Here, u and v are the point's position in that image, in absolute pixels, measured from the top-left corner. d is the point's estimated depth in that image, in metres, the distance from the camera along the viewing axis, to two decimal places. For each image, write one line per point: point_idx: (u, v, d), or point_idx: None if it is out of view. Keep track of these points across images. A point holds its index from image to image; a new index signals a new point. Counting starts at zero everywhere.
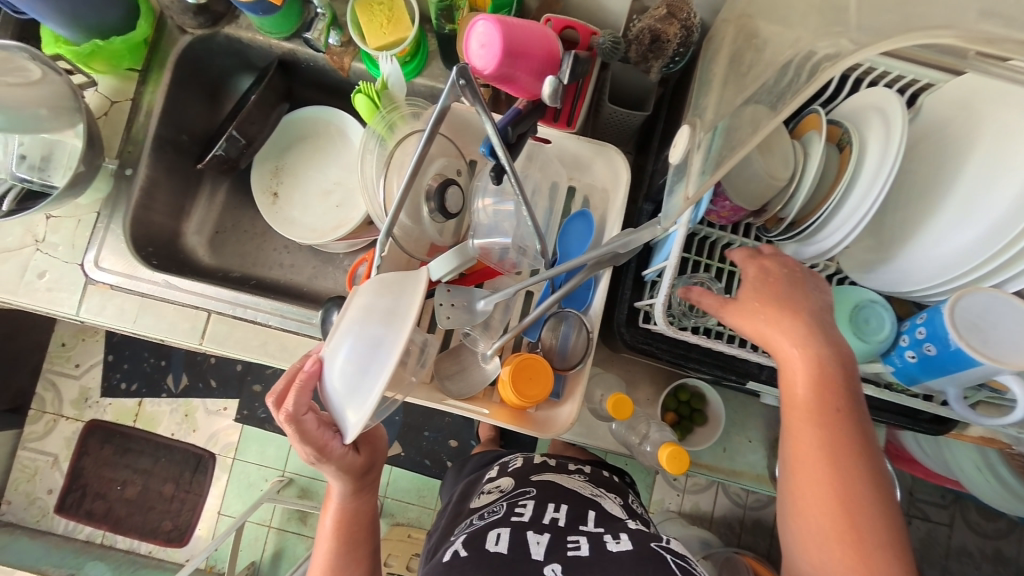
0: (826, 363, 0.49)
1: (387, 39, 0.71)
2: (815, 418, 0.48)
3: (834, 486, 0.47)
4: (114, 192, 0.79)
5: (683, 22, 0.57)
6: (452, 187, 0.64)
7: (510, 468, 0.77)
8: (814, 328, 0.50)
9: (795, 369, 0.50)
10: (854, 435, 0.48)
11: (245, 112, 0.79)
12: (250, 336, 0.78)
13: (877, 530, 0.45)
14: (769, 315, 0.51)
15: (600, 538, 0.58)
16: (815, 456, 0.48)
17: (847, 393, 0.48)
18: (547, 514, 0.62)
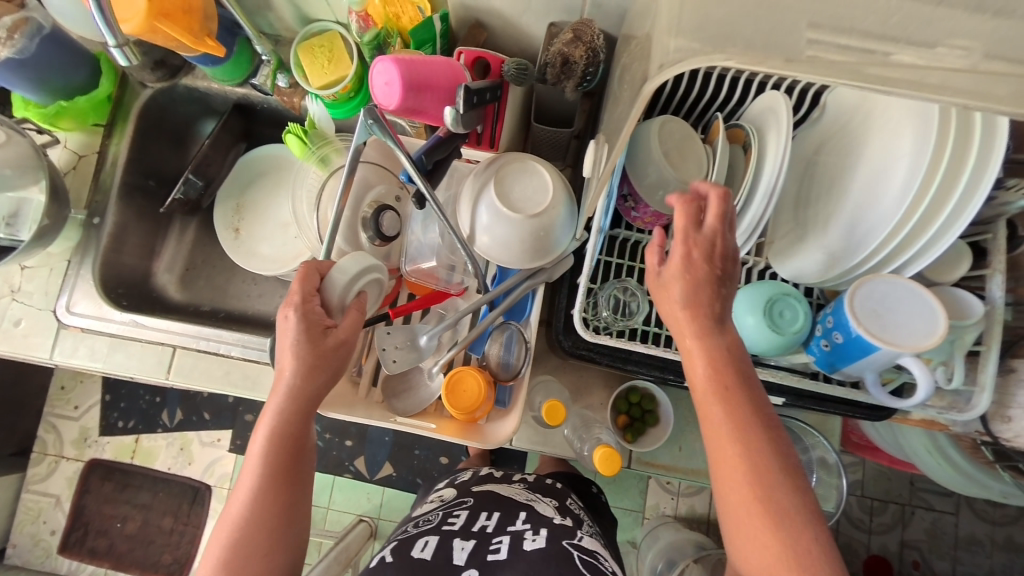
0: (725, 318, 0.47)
1: (330, 78, 0.75)
2: (712, 400, 0.46)
3: (739, 446, 0.44)
4: (84, 239, 0.84)
5: (589, 44, 0.60)
6: (389, 211, 0.67)
7: (458, 481, 0.79)
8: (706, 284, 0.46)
9: (694, 360, 0.47)
10: (734, 378, 0.46)
11: (204, 156, 0.86)
12: (216, 367, 0.82)
13: (787, 506, 0.43)
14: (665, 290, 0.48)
15: (520, 536, 0.61)
16: (725, 440, 0.45)
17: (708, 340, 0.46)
18: (477, 522, 0.65)
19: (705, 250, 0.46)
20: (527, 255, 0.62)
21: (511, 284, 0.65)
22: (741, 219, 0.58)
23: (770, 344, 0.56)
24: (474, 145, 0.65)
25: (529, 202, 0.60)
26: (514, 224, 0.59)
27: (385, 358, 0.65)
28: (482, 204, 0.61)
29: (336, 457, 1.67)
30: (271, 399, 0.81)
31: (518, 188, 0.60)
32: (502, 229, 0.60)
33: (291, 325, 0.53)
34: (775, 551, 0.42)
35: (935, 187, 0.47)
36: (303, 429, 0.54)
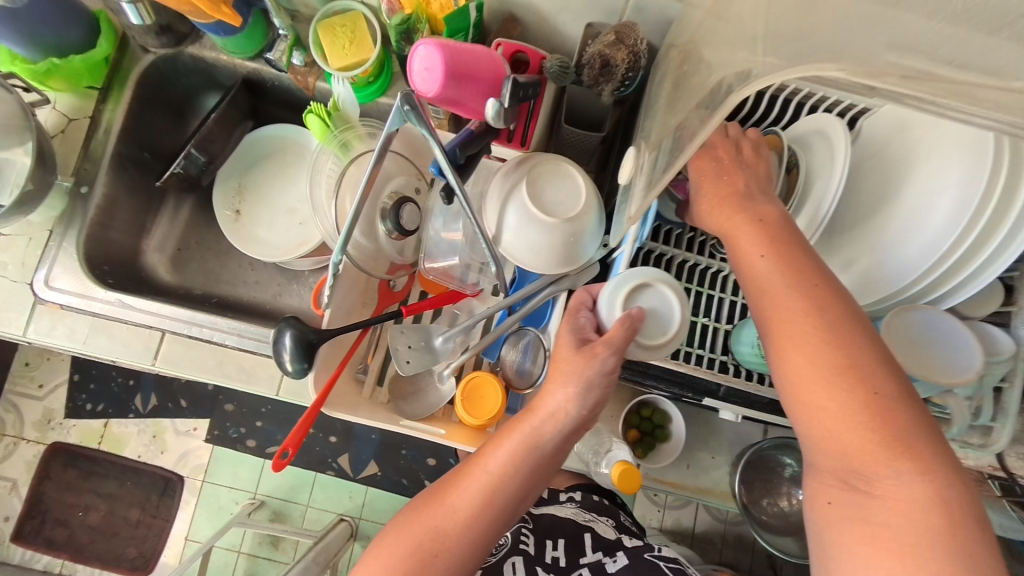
0: (778, 224, 0.50)
1: (350, 61, 0.71)
2: (804, 316, 0.45)
3: (828, 348, 0.44)
4: (70, 209, 0.77)
5: (631, 48, 0.58)
6: (409, 205, 0.64)
7: None
8: (743, 197, 0.52)
9: (768, 278, 0.48)
10: (809, 278, 0.46)
11: (206, 132, 0.79)
12: (207, 357, 0.77)
13: (888, 406, 0.42)
14: (713, 207, 0.54)
15: (601, 562, 0.75)
16: (818, 359, 0.44)
17: (769, 242, 0.49)
18: (548, 553, 0.76)
19: (733, 165, 0.54)
20: (554, 260, 0.59)
21: (529, 290, 0.63)
22: None
23: None
24: (505, 142, 0.62)
25: (561, 207, 0.57)
26: (544, 228, 0.57)
27: (398, 361, 0.61)
28: (511, 205, 0.58)
29: (319, 453, 1.62)
30: (265, 394, 0.77)
31: (548, 189, 0.58)
32: (531, 232, 0.57)
33: (600, 364, 0.50)
34: (883, 459, 0.41)
35: (982, 223, 0.47)
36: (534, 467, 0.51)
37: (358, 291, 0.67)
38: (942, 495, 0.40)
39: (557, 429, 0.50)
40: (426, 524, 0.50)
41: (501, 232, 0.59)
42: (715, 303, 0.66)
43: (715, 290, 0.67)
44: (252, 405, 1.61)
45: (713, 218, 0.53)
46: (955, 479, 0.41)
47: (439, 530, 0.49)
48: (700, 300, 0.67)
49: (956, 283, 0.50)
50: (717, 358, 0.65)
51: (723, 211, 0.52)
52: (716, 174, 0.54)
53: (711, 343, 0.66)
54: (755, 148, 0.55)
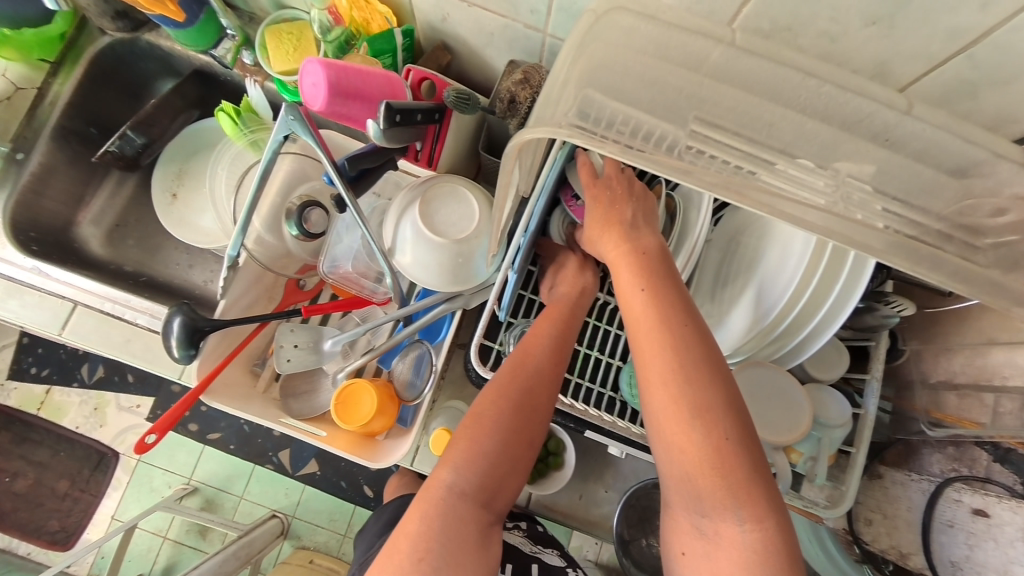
0: (657, 261, 0.48)
1: (292, 66, 0.76)
2: (660, 349, 0.42)
3: (683, 384, 0.41)
4: (4, 173, 0.80)
5: (535, 88, 0.61)
6: (316, 208, 0.65)
7: None
8: (626, 227, 0.50)
9: (636, 307, 0.45)
10: (681, 318, 0.43)
11: (150, 113, 0.82)
12: (115, 333, 0.77)
13: (734, 452, 0.40)
14: (598, 231, 0.51)
15: None
16: (671, 397, 0.41)
17: (646, 275, 0.46)
18: None
19: (623, 195, 0.51)
20: (442, 278, 0.61)
21: (428, 300, 0.64)
22: None
23: None
24: (411, 160, 0.65)
25: (452, 228, 0.59)
26: (433, 246, 0.59)
27: (280, 356, 0.62)
28: (406, 220, 0.60)
29: (260, 445, 1.62)
30: (168, 375, 0.76)
31: (442, 210, 0.59)
32: (419, 248, 0.59)
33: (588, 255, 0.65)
34: (724, 506, 0.40)
35: (809, 288, 0.48)
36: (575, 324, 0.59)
37: (262, 286, 0.68)
38: (772, 553, 0.39)
39: (585, 298, 0.61)
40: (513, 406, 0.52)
41: (395, 245, 0.61)
42: (610, 339, 0.69)
43: (610, 325, 0.70)
44: None
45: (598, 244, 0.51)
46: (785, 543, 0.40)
47: (495, 404, 0.53)
48: (594, 334, 0.69)
49: (795, 343, 0.52)
50: (606, 394, 0.66)
51: (608, 237, 0.50)
52: (609, 197, 0.52)
53: (601, 377, 0.68)
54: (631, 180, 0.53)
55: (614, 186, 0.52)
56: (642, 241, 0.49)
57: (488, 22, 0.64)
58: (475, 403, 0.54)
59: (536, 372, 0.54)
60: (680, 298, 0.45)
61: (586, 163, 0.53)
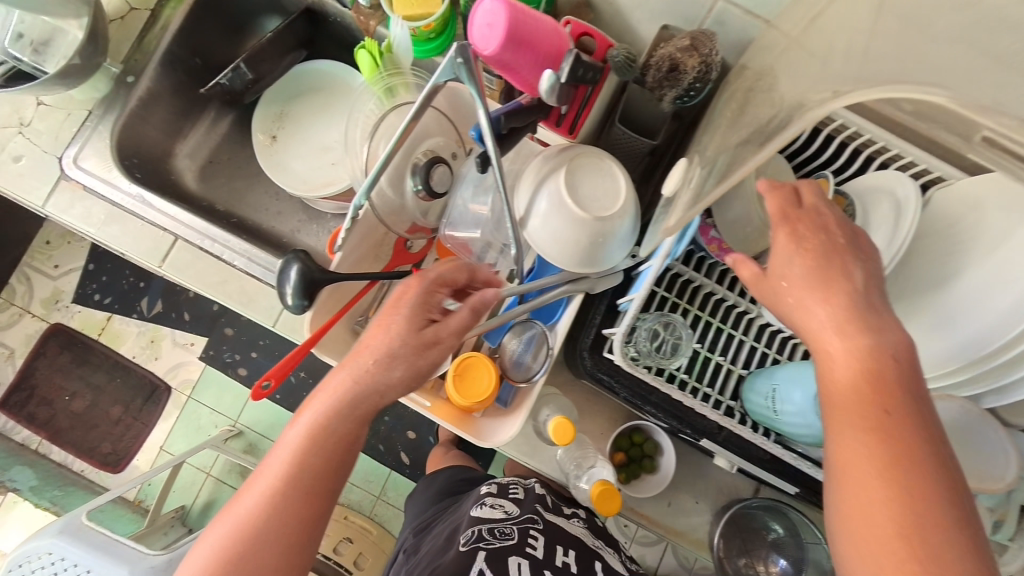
0: (907, 365, 0.38)
1: (416, 9, 0.59)
2: (879, 466, 0.37)
3: (895, 509, 0.36)
4: (112, 94, 0.77)
5: (704, 57, 0.54)
6: (440, 165, 0.61)
7: (514, 493, 0.76)
8: (854, 294, 0.40)
9: (848, 409, 0.38)
10: (908, 423, 0.37)
11: (260, 48, 0.77)
12: (211, 273, 0.75)
13: None
14: (806, 287, 0.41)
15: None
16: (885, 525, 0.36)
17: (878, 388, 0.38)
18: (557, 558, 0.66)
19: (840, 245, 0.42)
20: (574, 258, 0.56)
21: (547, 280, 0.60)
22: None
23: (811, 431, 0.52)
24: (552, 123, 0.58)
25: (596, 203, 0.54)
26: (574, 221, 0.53)
27: None
28: (544, 190, 0.55)
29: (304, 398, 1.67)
30: (261, 321, 0.74)
31: (587, 181, 0.54)
32: (558, 221, 0.54)
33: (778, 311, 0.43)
34: None
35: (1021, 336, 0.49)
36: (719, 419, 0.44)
37: (372, 243, 0.64)
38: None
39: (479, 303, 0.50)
40: (312, 432, 0.48)
41: (529, 215, 0.56)
42: (734, 345, 0.62)
43: (737, 330, 0.62)
44: (251, 334, 1.69)
45: (802, 312, 0.41)
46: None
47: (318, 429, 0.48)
48: (719, 337, 0.62)
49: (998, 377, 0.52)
50: (724, 402, 0.61)
51: (824, 300, 0.40)
52: (822, 248, 0.42)
53: (720, 385, 0.62)
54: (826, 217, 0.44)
55: (825, 230, 0.43)
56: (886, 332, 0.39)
57: None
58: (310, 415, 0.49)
59: (394, 346, 0.48)
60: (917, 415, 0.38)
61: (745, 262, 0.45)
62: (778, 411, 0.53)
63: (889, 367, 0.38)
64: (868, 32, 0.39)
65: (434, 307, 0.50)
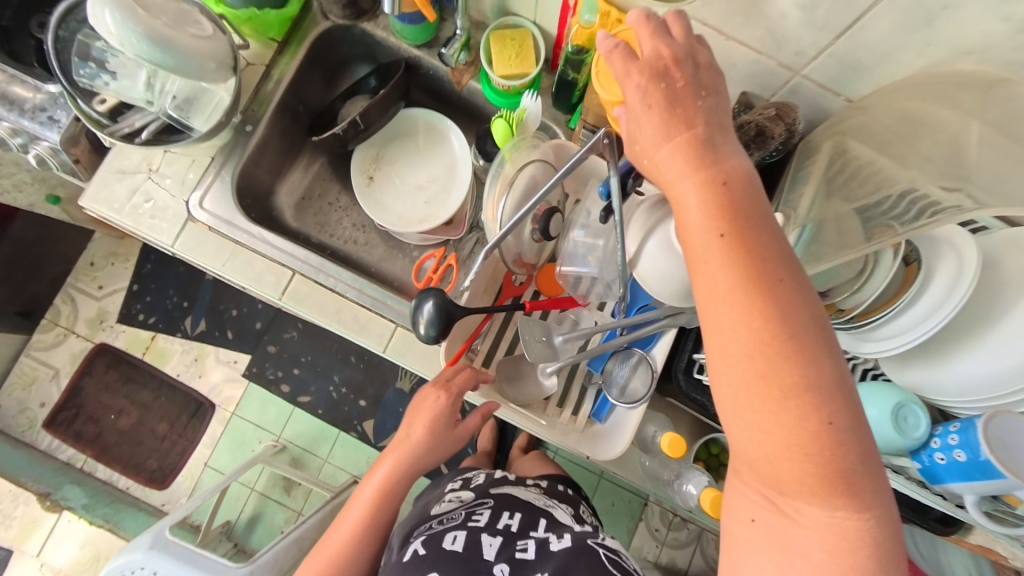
0: (749, 190, 0.41)
1: (514, 71, 0.78)
2: (794, 416, 0.38)
3: (794, 428, 0.38)
4: (232, 142, 0.85)
5: (789, 125, 0.65)
6: (556, 215, 0.69)
7: (473, 483, 0.88)
8: (709, 138, 0.41)
9: (761, 340, 0.39)
10: (801, 312, 0.39)
11: (373, 102, 0.84)
12: (327, 303, 0.83)
13: (858, 476, 0.39)
14: (715, 253, 0.40)
15: (545, 540, 0.70)
16: (744, 370, 0.39)
17: (726, 219, 0.40)
18: (501, 520, 0.73)
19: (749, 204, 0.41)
20: (675, 293, 0.65)
21: (649, 316, 0.67)
22: (887, 324, 0.63)
23: (887, 441, 0.61)
24: None
25: None
26: (679, 262, 0.62)
27: (526, 347, 0.70)
28: (655, 234, 0.62)
29: (346, 412, 1.73)
30: (372, 348, 0.82)
31: None
32: (667, 264, 0.63)
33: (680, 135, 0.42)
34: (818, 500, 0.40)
35: None
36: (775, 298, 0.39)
37: (488, 275, 0.74)
38: (866, 531, 0.39)
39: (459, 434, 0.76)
40: (390, 475, 0.75)
41: (635, 258, 0.65)
42: None
43: None
44: (294, 351, 1.75)
45: (705, 272, 0.41)
46: (889, 525, 0.40)
47: (395, 477, 0.75)
48: None
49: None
50: None
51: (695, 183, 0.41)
52: (748, 259, 0.39)
53: None
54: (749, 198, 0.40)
55: (670, 76, 0.43)
56: (723, 161, 0.41)
57: (738, 55, 0.66)
58: (386, 463, 0.75)
59: (416, 449, 0.74)
60: (774, 241, 0.40)
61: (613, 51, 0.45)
62: None
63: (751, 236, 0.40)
64: None
65: (443, 410, 0.72)
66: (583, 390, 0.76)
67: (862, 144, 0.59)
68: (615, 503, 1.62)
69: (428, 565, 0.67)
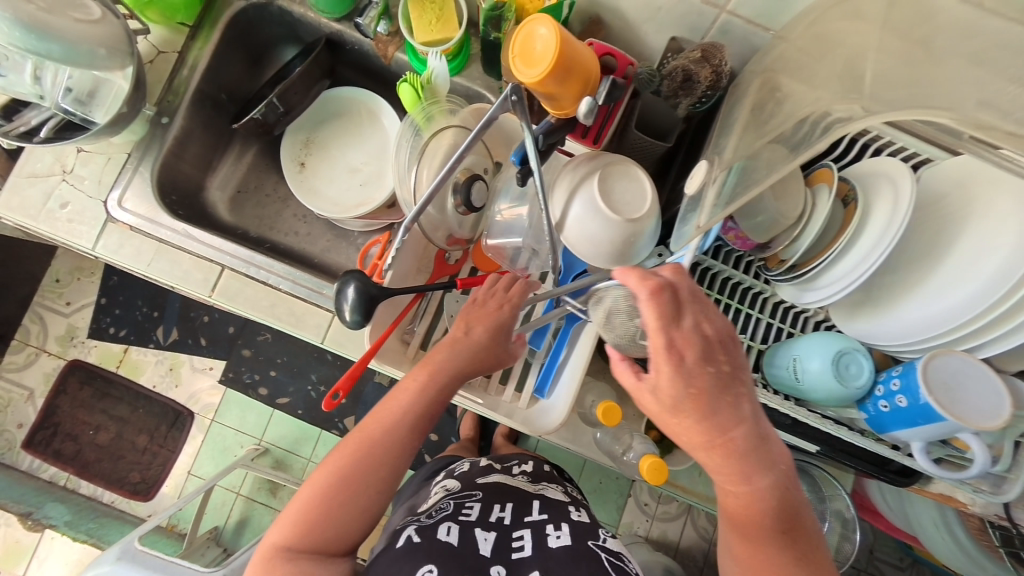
0: (758, 445, 0.47)
1: (435, 36, 0.74)
2: (755, 515, 0.48)
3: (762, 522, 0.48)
4: (149, 136, 0.81)
5: (715, 68, 0.60)
6: (479, 182, 0.66)
7: (458, 473, 0.86)
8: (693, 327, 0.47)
9: (722, 475, 0.47)
10: (746, 430, 0.46)
11: (289, 83, 0.82)
12: (261, 297, 0.80)
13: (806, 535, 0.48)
14: (661, 367, 0.47)
15: (543, 534, 0.66)
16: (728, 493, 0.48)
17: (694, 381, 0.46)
18: (493, 513, 0.69)
19: (707, 348, 0.46)
20: (608, 255, 0.61)
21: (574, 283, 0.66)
22: (831, 268, 0.59)
23: (827, 391, 0.58)
24: (579, 137, 0.66)
25: (628, 207, 0.60)
26: (607, 222, 0.59)
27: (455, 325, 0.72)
28: (579, 196, 0.60)
29: (326, 411, 1.71)
30: (311, 340, 0.80)
31: (613, 189, 0.60)
32: (594, 226, 0.60)
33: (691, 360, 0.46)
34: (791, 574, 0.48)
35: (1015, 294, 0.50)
36: (745, 456, 0.47)
37: (418, 252, 0.72)
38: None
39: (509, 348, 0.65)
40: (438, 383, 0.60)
41: (565, 223, 0.62)
42: (753, 323, 0.68)
43: (752, 309, 0.68)
44: (270, 353, 1.72)
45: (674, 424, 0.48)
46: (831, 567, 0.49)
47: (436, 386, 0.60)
48: (739, 317, 0.68)
49: (993, 332, 0.53)
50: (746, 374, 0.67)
51: (660, 340, 0.46)
52: (709, 403, 0.46)
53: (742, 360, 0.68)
54: (678, 304, 0.47)
55: (681, 316, 0.47)
56: (714, 331, 0.47)
57: None
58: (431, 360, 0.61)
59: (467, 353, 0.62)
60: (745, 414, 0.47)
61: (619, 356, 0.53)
62: (800, 375, 0.60)
63: (717, 359, 0.47)
64: (878, 47, 0.44)
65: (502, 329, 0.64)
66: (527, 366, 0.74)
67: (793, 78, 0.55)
68: (603, 481, 1.60)
69: (420, 557, 0.60)
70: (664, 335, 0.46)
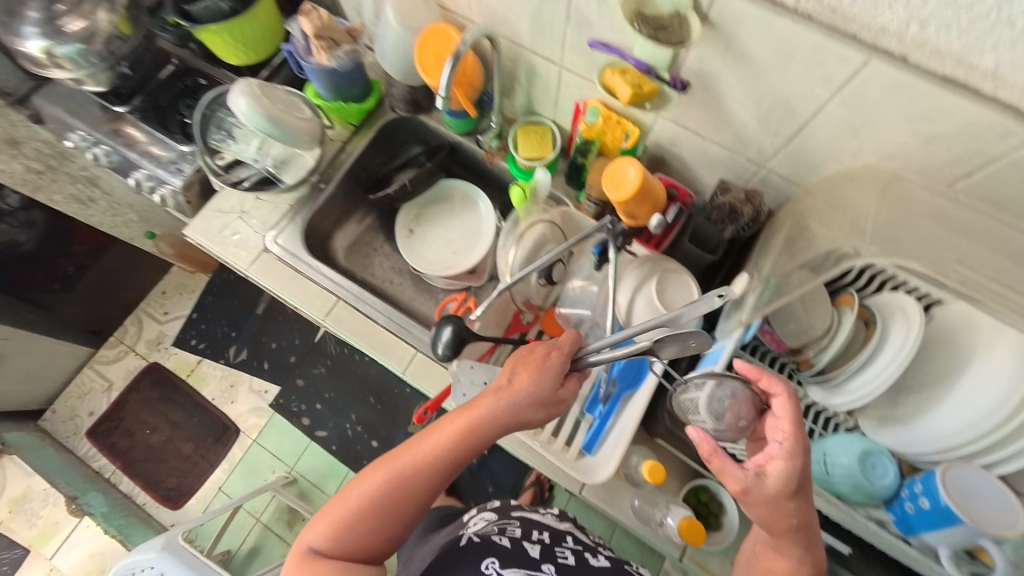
0: (806, 494, 0.58)
1: (535, 154, 0.99)
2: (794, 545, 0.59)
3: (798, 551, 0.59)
4: (307, 195, 1.07)
5: (756, 207, 0.78)
6: (558, 264, 0.83)
7: (490, 506, 0.87)
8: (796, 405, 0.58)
9: (790, 513, 0.57)
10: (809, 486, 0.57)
11: (418, 172, 1.09)
12: (361, 328, 0.97)
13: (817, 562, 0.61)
14: (782, 431, 0.56)
15: (583, 555, 0.73)
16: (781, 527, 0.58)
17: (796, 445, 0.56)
18: (534, 534, 0.75)
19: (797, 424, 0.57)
20: None
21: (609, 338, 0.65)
22: (855, 377, 0.69)
23: (855, 483, 0.64)
24: (644, 242, 0.82)
25: (678, 305, 0.74)
26: (659, 313, 0.72)
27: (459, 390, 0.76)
28: (640, 290, 0.75)
29: (357, 452, 1.79)
30: (394, 367, 0.95)
31: (668, 289, 0.75)
32: (648, 314, 0.74)
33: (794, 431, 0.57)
34: None
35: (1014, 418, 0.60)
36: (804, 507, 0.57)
37: (498, 313, 0.87)
38: None
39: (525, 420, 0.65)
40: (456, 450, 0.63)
41: (624, 308, 0.76)
42: None
43: None
44: (319, 387, 1.87)
45: (774, 470, 0.56)
46: None
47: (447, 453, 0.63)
48: None
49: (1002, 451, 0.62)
50: None
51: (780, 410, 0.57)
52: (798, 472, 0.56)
53: None
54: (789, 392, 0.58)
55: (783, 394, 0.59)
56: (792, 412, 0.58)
57: (714, 152, 0.82)
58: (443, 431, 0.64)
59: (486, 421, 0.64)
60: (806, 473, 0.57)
61: (707, 438, 0.57)
62: (830, 469, 0.66)
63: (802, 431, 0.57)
64: None
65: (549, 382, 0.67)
66: (577, 423, 0.82)
67: (817, 223, 0.71)
68: None
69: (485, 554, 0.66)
70: (790, 414, 0.56)
